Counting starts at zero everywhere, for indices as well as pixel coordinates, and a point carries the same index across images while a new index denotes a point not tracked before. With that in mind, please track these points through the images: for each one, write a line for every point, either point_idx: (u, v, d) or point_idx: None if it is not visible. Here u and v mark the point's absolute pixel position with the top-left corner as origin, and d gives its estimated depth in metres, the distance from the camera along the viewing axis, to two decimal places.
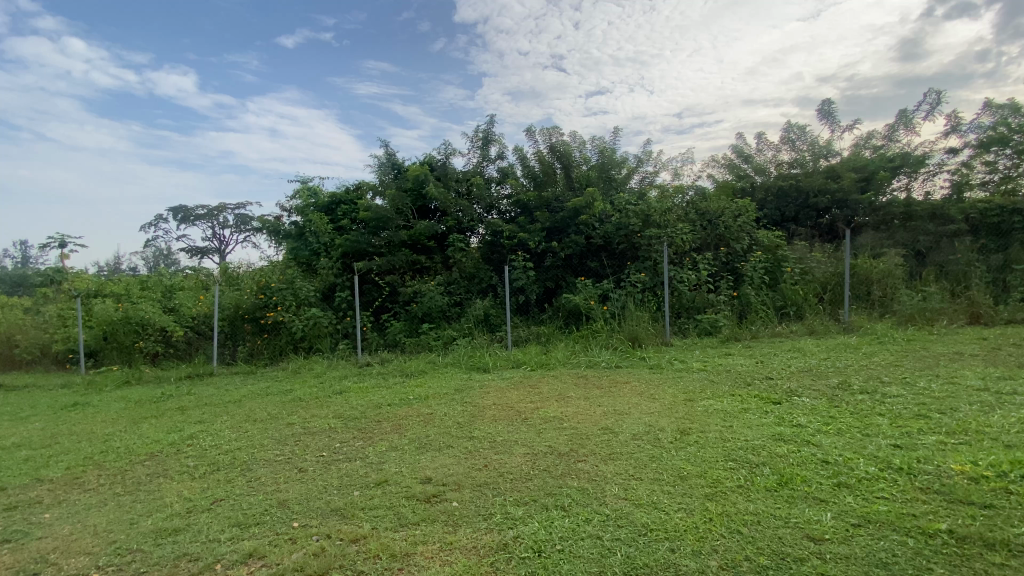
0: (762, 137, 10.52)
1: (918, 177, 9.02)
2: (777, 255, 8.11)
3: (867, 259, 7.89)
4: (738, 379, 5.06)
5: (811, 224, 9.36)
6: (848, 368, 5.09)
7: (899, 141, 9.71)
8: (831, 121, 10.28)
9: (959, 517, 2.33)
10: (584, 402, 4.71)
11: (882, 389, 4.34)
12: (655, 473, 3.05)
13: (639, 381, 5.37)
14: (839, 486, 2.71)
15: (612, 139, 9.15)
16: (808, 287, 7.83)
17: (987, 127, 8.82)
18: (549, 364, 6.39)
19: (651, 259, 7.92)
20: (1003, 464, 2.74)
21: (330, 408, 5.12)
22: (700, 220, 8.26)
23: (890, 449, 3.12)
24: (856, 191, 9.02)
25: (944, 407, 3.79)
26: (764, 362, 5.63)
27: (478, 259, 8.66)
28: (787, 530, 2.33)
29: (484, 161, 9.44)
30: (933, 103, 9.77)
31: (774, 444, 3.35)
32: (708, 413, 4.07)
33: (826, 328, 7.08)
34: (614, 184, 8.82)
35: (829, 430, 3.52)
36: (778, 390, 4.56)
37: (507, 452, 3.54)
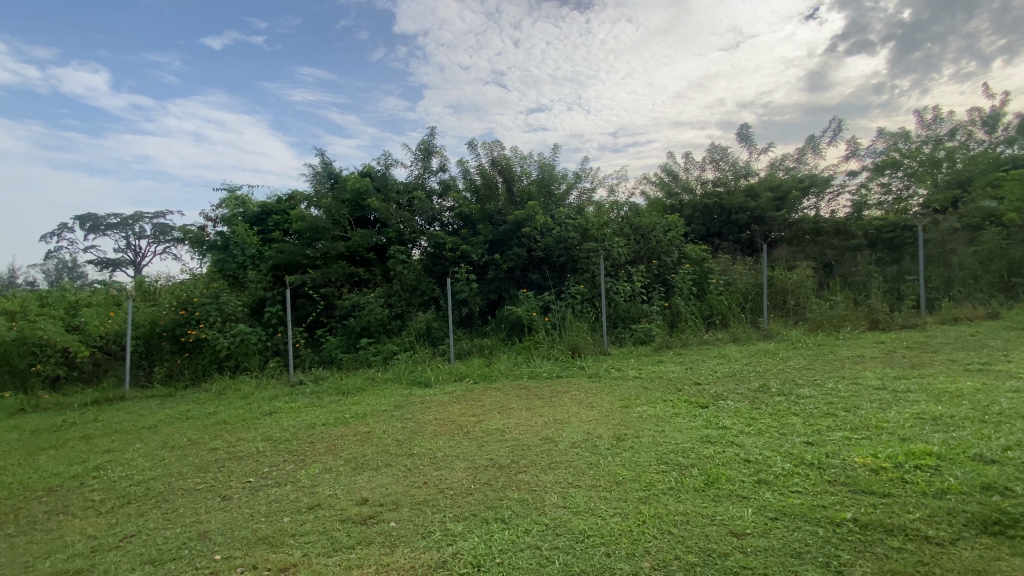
0: (689, 157, 11.25)
1: (825, 196, 9.91)
2: (703, 268, 8.66)
3: (782, 272, 8.57)
4: (669, 385, 5.31)
5: (733, 239, 10.08)
6: (767, 372, 5.50)
7: (807, 163, 10.69)
8: (749, 144, 11.16)
9: (862, 506, 2.56)
10: (525, 414, 4.74)
11: (796, 391, 4.71)
12: (592, 479, 3.12)
13: (579, 390, 5.50)
14: (759, 483, 2.91)
15: (552, 155, 9.41)
16: (731, 297, 8.37)
17: (882, 153, 10.07)
18: (492, 376, 6.39)
19: (589, 271, 8.17)
20: (900, 456, 3.05)
21: (258, 431, 4.82)
22: (634, 235, 8.65)
23: (803, 446, 3.39)
24: (771, 209, 9.84)
25: (849, 405, 4.18)
26: (693, 368, 5.94)
27: (420, 272, 8.57)
28: (713, 527, 2.47)
29: (425, 173, 9.42)
30: (836, 131, 10.86)
31: (702, 446, 3.54)
32: (642, 419, 4.24)
33: (748, 335, 7.58)
34: (554, 199, 9.05)
35: (750, 431, 3.78)
36: (706, 394, 4.84)
37: (448, 467, 3.50)
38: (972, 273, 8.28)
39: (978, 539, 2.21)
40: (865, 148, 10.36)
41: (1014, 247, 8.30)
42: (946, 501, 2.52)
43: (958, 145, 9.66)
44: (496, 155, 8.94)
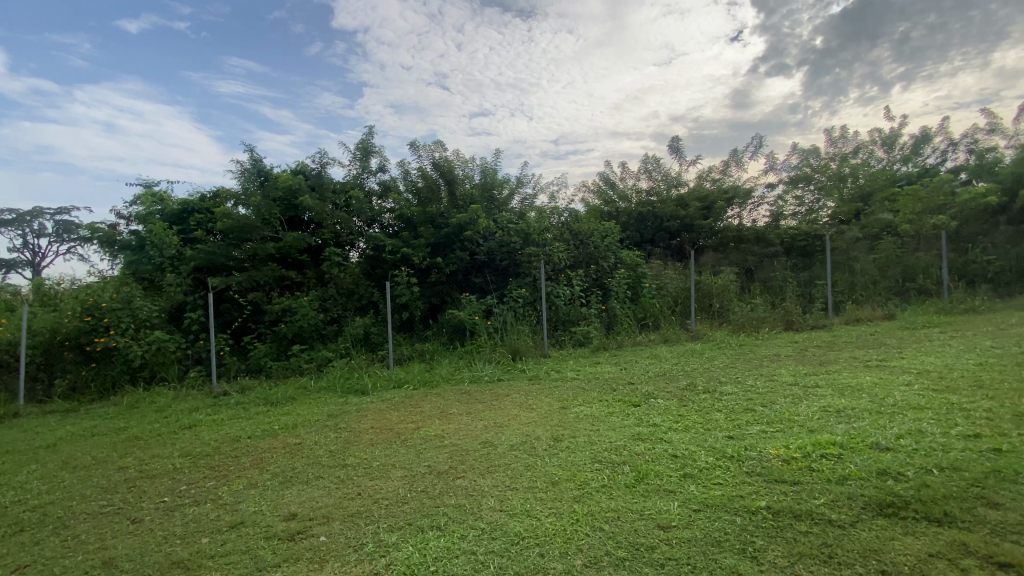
0: (625, 166, 11.73)
1: (747, 206, 10.66)
2: (637, 272, 9.03)
3: (709, 277, 9.11)
4: (605, 385, 5.48)
5: (664, 246, 10.61)
6: (695, 371, 5.82)
7: (732, 175, 11.44)
8: (680, 155, 11.77)
9: (775, 494, 2.77)
10: (465, 418, 4.72)
11: (720, 388, 5.03)
12: (529, 481, 3.17)
13: (519, 393, 5.55)
14: (685, 476, 3.08)
15: (494, 160, 9.47)
16: (663, 300, 8.79)
17: (797, 167, 10.97)
18: (432, 382, 6.31)
19: (531, 275, 8.27)
20: (808, 446, 3.34)
21: (176, 446, 4.47)
22: (574, 240, 8.88)
23: (725, 440, 3.62)
24: (699, 217, 10.45)
25: (766, 401, 4.51)
26: (628, 369, 6.17)
27: (358, 275, 8.33)
28: (642, 522, 2.58)
29: (363, 173, 9.19)
30: (756, 146, 11.72)
31: (634, 443, 3.69)
32: (578, 419, 4.36)
33: (678, 336, 7.99)
34: (496, 203, 9.11)
35: (678, 427, 3.98)
36: (639, 394, 5.04)
37: (383, 477, 3.41)
38: (871, 278, 9.19)
39: (874, 520, 2.44)
40: (781, 163, 11.25)
41: (905, 255, 9.31)
42: (847, 486, 2.78)
43: (860, 163, 10.73)
44: (437, 158, 8.87)
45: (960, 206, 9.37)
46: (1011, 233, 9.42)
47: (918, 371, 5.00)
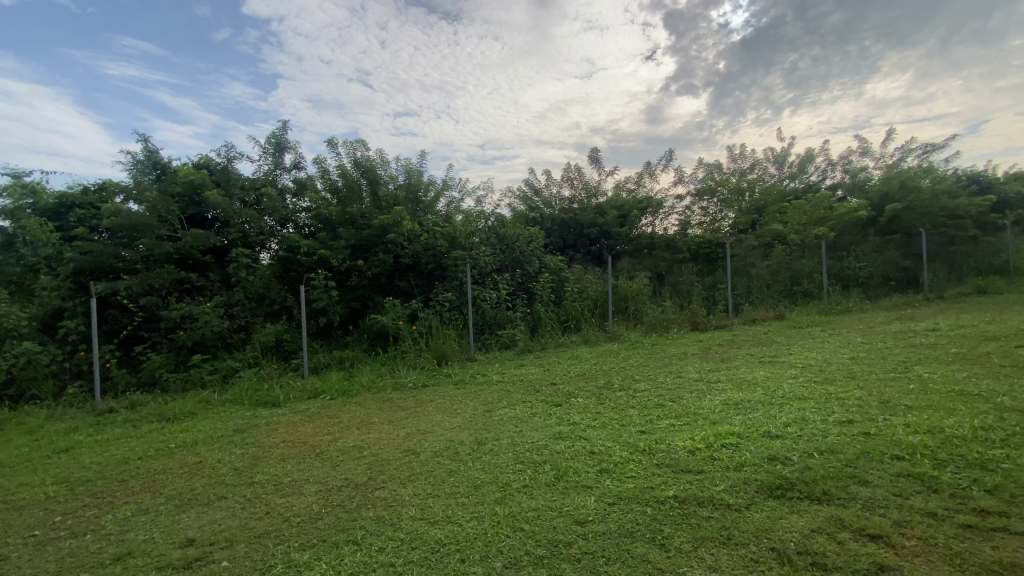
0: (548, 174, 12.08)
1: (659, 216, 11.37)
2: (560, 276, 9.30)
3: (625, 281, 9.58)
4: (528, 387, 5.59)
5: (584, 251, 11.05)
6: (612, 370, 6.11)
7: (645, 186, 12.15)
8: (598, 166, 12.33)
9: (682, 484, 2.98)
10: (387, 427, 4.59)
11: (633, 386, 5.31)
12: (451, 486, 3.15)
13: (443, 398, 5.50)
14: (601, 471, 3.21)
15: (419, 161, 9.33)
16: (584, 303, 9.12)
17: (702, 181, 11.90)
18: (352, 391, 6.06)
19: (457, 278, 8.21)
20: (712, 437, 3.62)
21: (48, 472, 3.92)
22: (499, 244, 8.97)
23: (638, 435, 3.83)
24: (617, 225, 11.00)
25: (674, 396, 4.84)
26: (551, 370, 6.33)
27: (270, 278, 7.82)
28: (561, 519, 2.66)
29: (277, 169, 8.66)
30: (667, 160, 12.55)
31: (554, 442, 3.79)
32: (502, 422, 4.40)
33: (597, 337, 8.33)
34: (421, 205, 8.98)
35: (596, 424, 4.15)
36: (560, 393, 5.19)
37: (296, 493, 3.22)
38: (765, 282, 10.17)
39: (766, 502, 2.70)
40: (689, 176, 12.14)
41: (793, 261, 10.41)
42: (743, 472, 3.06)
43: (756, 179, 11.88)
44: (358, 156, 8.57)
45: (837, 219, 10.65)
46: (876, 244, 10.86)
47: (803, 365, 5.61)
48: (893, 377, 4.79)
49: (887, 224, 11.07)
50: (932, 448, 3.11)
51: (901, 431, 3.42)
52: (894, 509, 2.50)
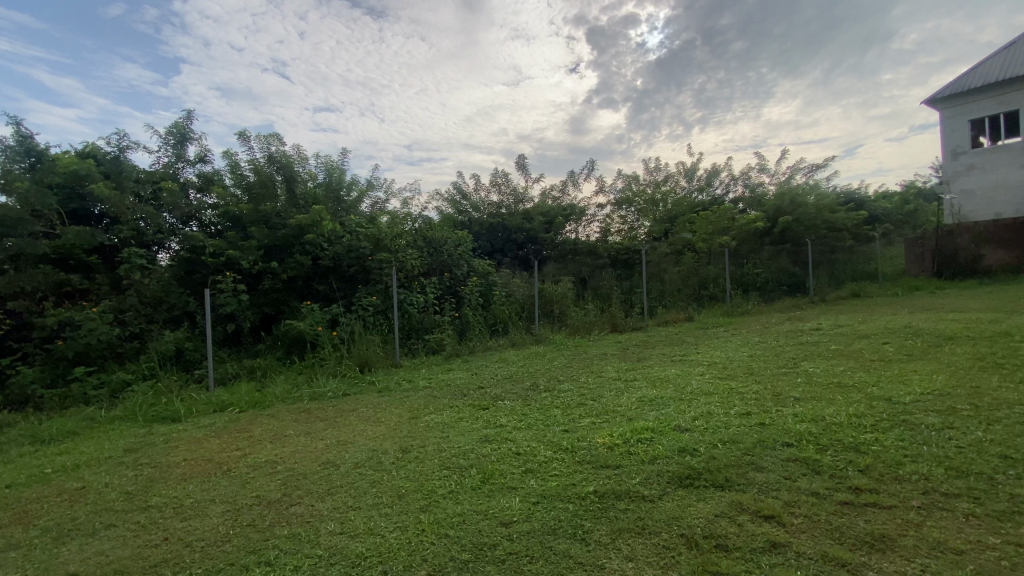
0: (476, 178, 12.15)
1: (582, 223, 11.77)
2: (488, 280, 9.33)
3: (550, 285, 9.76)
4: (455, 391, 5.55)
5: (512, 256, 11.24)
6: (538, 372, 6.24)
7: (569, 195, 12.55)
8: (525, 172, 12.57)
9: (601, 479, 3.11)
10: (304, 439, 4.35)
11: (558, 386, 5.47)
12: (374, 498, 3.06)
13: (366, 406, 5.31)
14: (526, 472, 3.28)
15: (340, 159, 8.98)
16: (512, 307, 9.24)
17: (621, 191, 12.52)
18: (264, 402, 5.67)
19: (382, 282, 7.98)
20: (629, 433, 3.82)
21: None
22: (427, 247, 8.85)
23: (561, 434, 3.95)
24: (542, 231, 11.28)
25: (596, 395, 5.05)
26: (478, 373, 6.34)
27: (170, 281, 7.15)
28: (486, 522, 2.68)
29: (179, 162, 7.94)
30: (589, 169, 13.02)
31: (481, 446, 3.81)
32: (428, 428, 4.34)
33: (523, 340, 8.46)
34: (343, 205, 8.65)
35: (521, 426, 4.22)
36: (487, 397, 5.22)
37: (199, 515, 2.96)
38: (677, 286, 10.90)
39: (676, 492, 2.90)
40: (609, 186, 12.72)
41: (702, 267, 11.25)
42: (657, 465, 3.26)
43: (669, 191, 12.73)
44: (273, 151, 8.07)
45: (739, 229, 11.69)
46: (770, 252, 12.06)
47: (710, 363, 6.09)
48: (785, 372, 5.34)
49: (780, 235, 12.33)
50: (816, 435, 3.50)
51: (791, 421, 3.82)
52: (784, 491, 2.79)
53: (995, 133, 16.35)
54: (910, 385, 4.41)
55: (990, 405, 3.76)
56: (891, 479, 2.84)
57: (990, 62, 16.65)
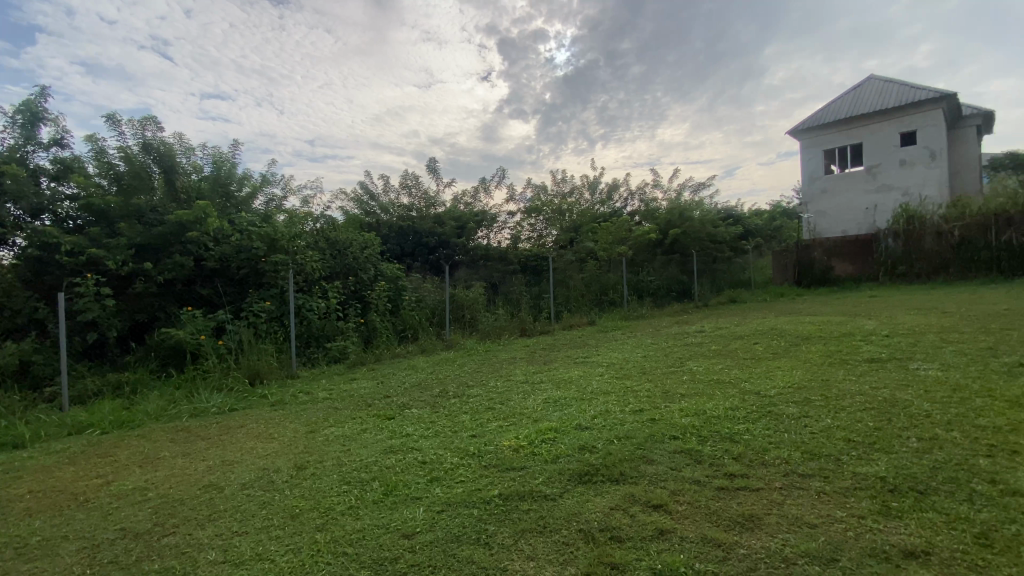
0: (385, 179, 11.81)
1: (494, 229, 11.84)
2: (397, 284, 9.09)
3: (462, 290, 9.72)
4: (358, 401, 5.32)
5: (422, 260, 11.06)
6: (447, 378, 6.18)
7: (480, 201, 12.65)
8: (436, 176, 12.45)
9: (505, 481, 3.16)
10: (183, 461, 3.91)
11: (466, 391, 5.48)
12: (264, 519, 2.83)
13: (258, 421, 4.91)
14: (431, 480, 3.23)
15: (231, 151, 8.29)
16: (421, 312, 9.07)
17: (530, 199, 12.88)
18: (134, 422, 5.00)
19: (277, 286, 7.42)
20: (534, 435, 3.93)
21: None
22: (329, 249, 8.42)
23: (468, 439, 3.95)
24: (454, 235, 11.21)
25: (504, 398, 5.12)
26: (384, 382, 6.13)
27: (12, 284, 6.12)
28: (387, 535, 2.59)
29: (28, 144, 6.78)
30: (500, 177, 13.26)
31: (384, 457, 3.68)
32: (328, 441, 4.12)
33: (433, 346, 8.33)
34: (233, 202, 8.00)
35: (428, 434, 4.16)
36: (393, 406, 5.07)
37: (44, 558, 2.53)
38: (581, 292, 11.43)
39: (576, 489, 3.03)
40: (519, 194, 13.04)
41: (603, 274, 11.93)
42: (558, 463, 3.38)
43: (575, 202, 13.34)
44: (148, 138, 7.23)
45: (636, 240, 12.57)
46: (662, 261, 13.12)
47: (609, 364, 6.46)
48: (674, 371, 5.82)
49: (671, 245, 13.45)
50: (699, 428, 3.85)
51: (678, 415, 4.18)
52: (671, 481, 3.04)
53: (843, 163, 19.31)
54: (775, 380, 5.02)
55: (836, 396, 4.40)
56: (759, 464, 3.20)
57: (838, 102, 19.63)
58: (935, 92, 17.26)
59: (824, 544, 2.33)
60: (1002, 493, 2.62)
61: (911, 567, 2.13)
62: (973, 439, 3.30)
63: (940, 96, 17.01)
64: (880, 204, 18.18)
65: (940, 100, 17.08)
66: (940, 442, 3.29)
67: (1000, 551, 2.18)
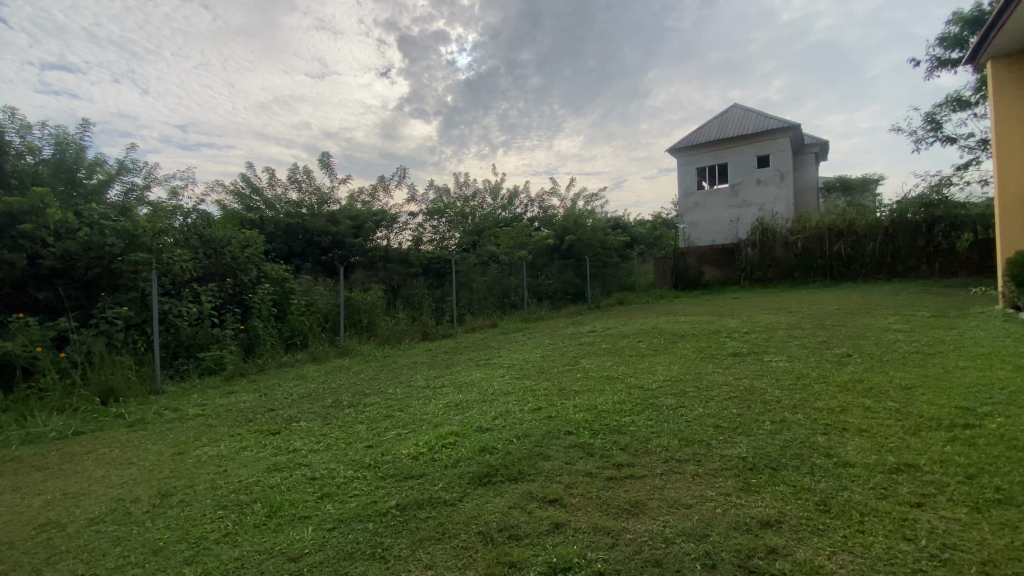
0: (271, 172, 10.92)
1: (393, 230, 11.46)
2: (284, 287, 8.43)
3: (359, 293, 9.27)
4: (238, 417, 4.84)
5: (313, 261, 10.39)
6: (341, 387, 5.84)
7: (379, 200, 12.19)
8: (330, 172, 11.77)
9: (402, 491, 3.07)
10: (7, 498, 3.25)
11: (363, 400, 5.23)
12: (118, 558, 2.45)
13: (111, 445, 4.24)
14: (322, 497, 3.04)
15: (79, 131, 7.11)
16: (312, 317, 8.49)
17: (433, 201, 12.69)
18: None
19: (138, 289, 6.49)
20: (433, 440, 3.87)
21: None
22: (203, 247, 7.58)
23: (363, 450, 3.78)
24: (350, 235, 10.61)
25: (402, 405, 4.96)
26: (269, 394, 5.63)
27: None
28: (271, 561, 2.39)
29: None
30: (400, 176, 12.86)
31: (268, 476, 3.38)
32: (200, 463, 3.68)
33: (326, 353, 7.83)
34: (81, 191, 6.87)
35: (319, 447, 3.90)
36: (279, 420, 4.68)
37: None
38: (483, 295, 11.50)
39: (476, 491, 3.04)
40: (420, 195, 12.80)
41: (505, 278, 12.13)
42: (458, 467, 3.36)
43: (476, 206, 13.45)
44: None
45: (534, 244, 12.96)
46: (559, 266, 13.70)
47: (509, 365, 6.59)
48: (570, 369, 6.10)
49: (567, 250, 14.08)
50: (591, 422, 4.08)
51: (572, 411, 4.38)
52: (565, 475, 3.17)
53: (712, 180, 21.74)
54: (657, 374, 5.49)
55: (706, 386, 4.93)
56: (643, 453, 3.47)
57: (709, 125, 22.05)
58: (783, 122, 20.06)
59: (697, 522, 2.58)
60: (833, 464, 3.12)
61: (766, 534, 2.44)
62: (811, 419, 3.88)
63: (787, 126, 19.80)
64: (742, 217, 20.75)
65: (787, 130, 19.90)
66: (788, 424, 3.82)
67: (833, 514, 2.58)
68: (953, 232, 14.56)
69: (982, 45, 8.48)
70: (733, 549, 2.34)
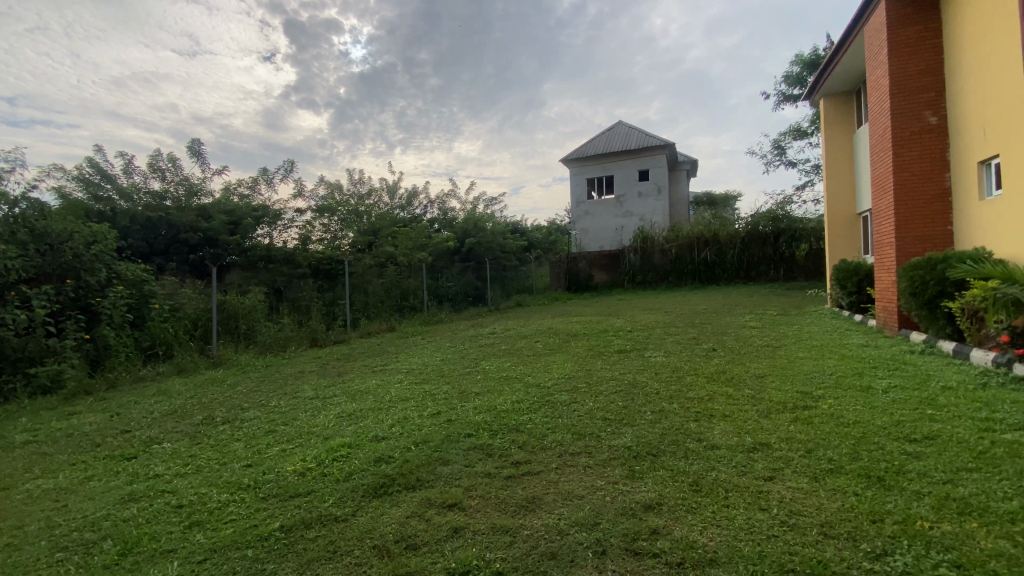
0: (127, 157, 9.49)
1: (276, 228, 10.49)
2: (143, 291, 7.36)
3: (235, 296, 8.41)
4: (81, 442, 4.11)
5: (179, 260, 9.22)
6: (212, 402, 5.24)
7: (261, 194, 11.17)
8: (202, 161, 10.53)
9: (287, 512, 2.82)
10: None
11: (240, 415, 4.74)
12: None
13: None
14: (191, 526, 2.69)
15: None
16: (177, 324, 7.53)
17: (323, 198, 11.89)
18: None
19: None
20: (323, 454, 3.62)
21: None
22: (35, 243, 6.31)
23: (242, 471, 3.42)
24: (226, 232, 9.54)
25: (287, 419, 4.58)
26: (122, 414, 4.87)
27: None
28: None
29: None
30: (286, 170, 11.89)
31: (121, 508, 2.92)
32: (29, 500, 3.06)
33: (195, 365, 6.99)
34: None
35: (187, 471, 3.46)
36: (136, 442, 4.07)
37: None
38: (379, 298, 11.08)
39: (371, 504, 2.90)
40: (309, 191, 11.96)
41: (403, 280, 11.80)
42: (351, 480, 3.18)
43: (373, 205, 12.93)
44: None
45: (434, 246, 12.81)
46: (459, 268, 13.67)
47: (407, 370, 6.42)
48: (469, 372, 6.10)
49: (467, 253, 14.12)
50: (489, 422, 4.11)
51: (471, 413, 4.39)
52: (464, 479, 3.15)
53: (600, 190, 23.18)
54: (551, 373, 5.70)
55: (596, 382, 5.24)
56: (540, 450, 3.57)
57: (598, 139, 23.51)
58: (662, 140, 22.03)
59: (589, 511, 2.72)
60: (704, 447, 3.48)
61: (649, 517, 2.64)
62: (686, 408, 4.29)
63: (664, 144, 21.79)
64: (626, 225, 22.41)
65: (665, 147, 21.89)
66: (666, 413, 4.19)
67: (703, 492, 2.88)
68: (793, 243, 17.11)
69: (818, 84, 10.08)
70: (621, 534, 2.50)
